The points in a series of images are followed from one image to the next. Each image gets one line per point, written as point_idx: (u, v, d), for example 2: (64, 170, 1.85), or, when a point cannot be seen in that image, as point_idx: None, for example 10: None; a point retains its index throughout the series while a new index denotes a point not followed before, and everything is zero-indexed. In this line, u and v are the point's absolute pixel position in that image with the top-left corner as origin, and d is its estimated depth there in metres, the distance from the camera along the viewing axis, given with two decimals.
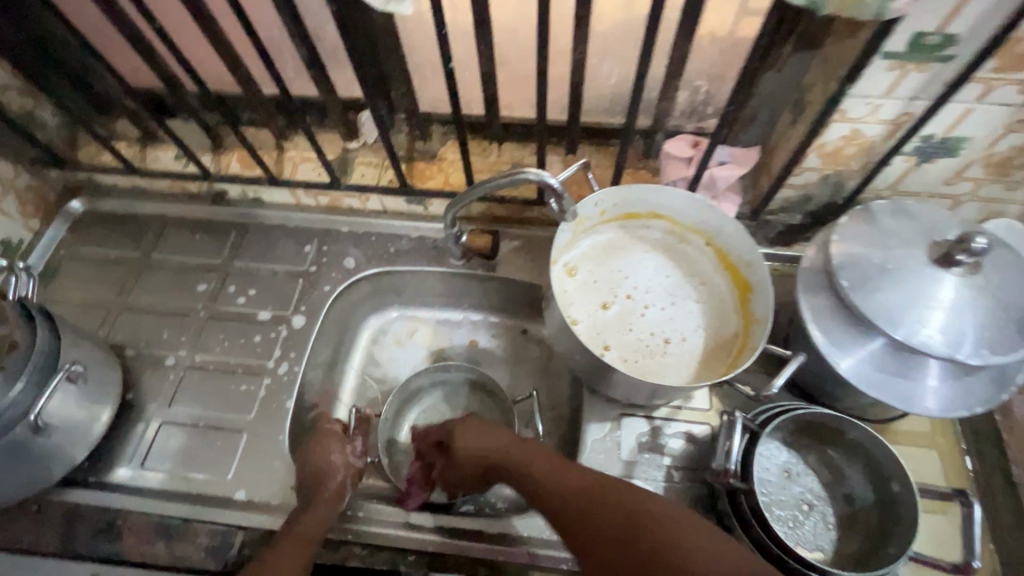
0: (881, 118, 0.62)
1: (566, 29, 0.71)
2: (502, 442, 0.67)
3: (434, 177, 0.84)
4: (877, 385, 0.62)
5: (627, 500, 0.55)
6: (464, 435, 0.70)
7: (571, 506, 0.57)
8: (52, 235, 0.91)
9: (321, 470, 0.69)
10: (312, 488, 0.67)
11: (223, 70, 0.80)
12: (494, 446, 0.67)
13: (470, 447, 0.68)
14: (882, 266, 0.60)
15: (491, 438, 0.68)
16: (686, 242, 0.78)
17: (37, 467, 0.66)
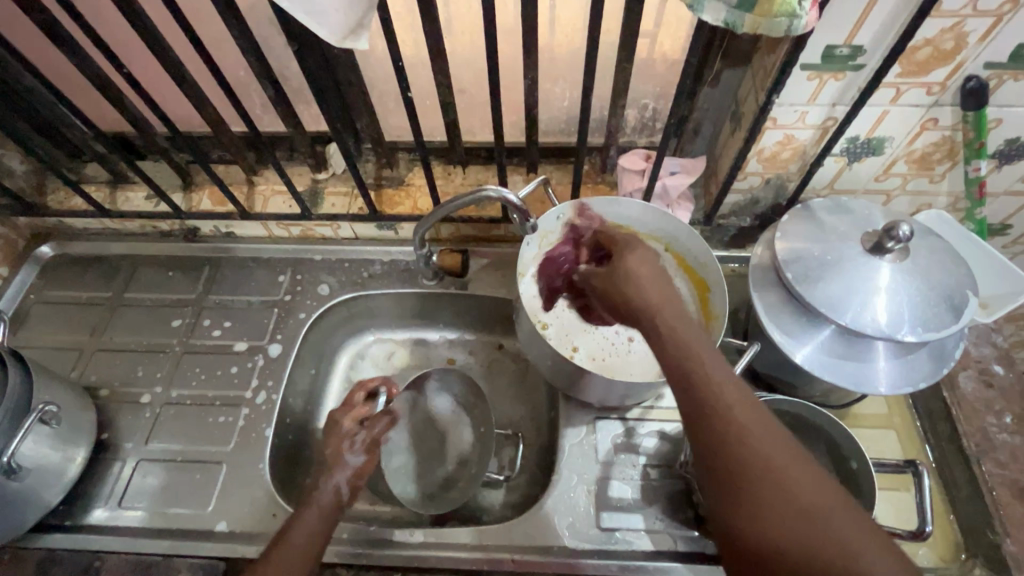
0: (809, 123, 0.67)
1: (517, 58, 0.77)
2: (666, 292, 0.50)
3: (402, 203, 0.87)
4: (830, 369, 0.65)
5: (802, 473, 0.41)
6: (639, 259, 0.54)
7: (724, 426, 0.43)
8: (21, 281, 0.91)
9: (322, 472, 0.68)
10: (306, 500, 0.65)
11: (192, 111, 0.83)
12: (656, 290, 0.50)
13: (631, 271, 0.52)
14: (822, 258, 0.64)
15: (659, 285, 0.51)
16: (647, 249, 0.82)
17: (10, 512, 0.65)
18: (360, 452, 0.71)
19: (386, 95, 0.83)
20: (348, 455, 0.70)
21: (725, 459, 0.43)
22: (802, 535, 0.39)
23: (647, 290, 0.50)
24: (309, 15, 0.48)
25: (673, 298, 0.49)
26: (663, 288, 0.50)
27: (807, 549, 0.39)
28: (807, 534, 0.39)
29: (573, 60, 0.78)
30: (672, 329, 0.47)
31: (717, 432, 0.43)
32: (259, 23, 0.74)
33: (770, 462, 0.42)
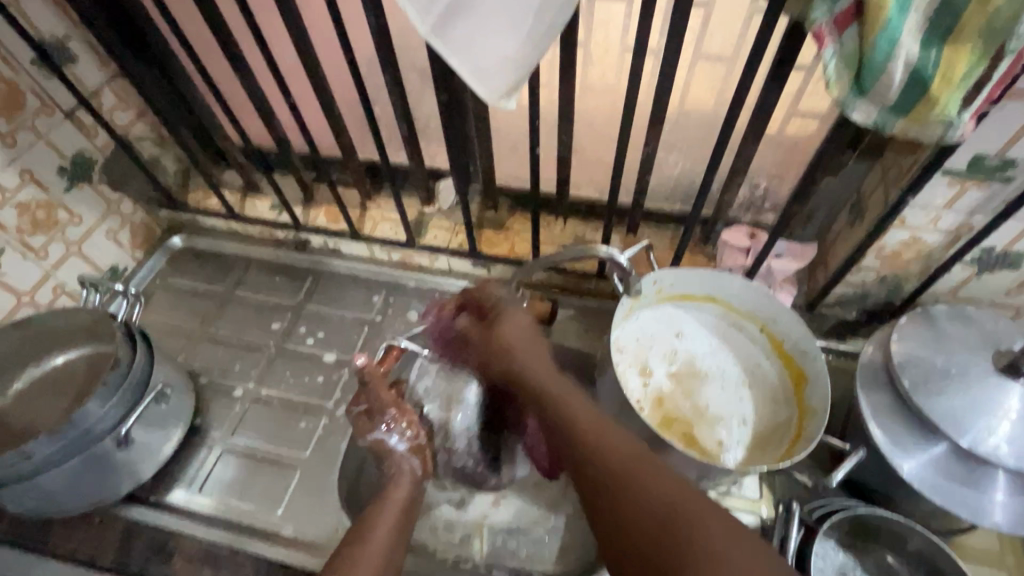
0: (940, 227, 0.65)
1: (640, 129, 0.80)
2: (524, 361, 0.68)
3: (501, 245, 0.91)
4: (942, 491, 0.60)
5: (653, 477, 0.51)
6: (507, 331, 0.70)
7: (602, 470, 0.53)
8: (152, 264, 1.00)
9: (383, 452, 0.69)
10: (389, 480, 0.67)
11: (329, 135, 0.91)
12: (531, 359, 0.68)
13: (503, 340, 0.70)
14: (943, 369, 0.61)
15: (530, 350, 0.68)
16: (740, 327, 0.80)
17: (109, 479, 0.71)
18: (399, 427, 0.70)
19: (505, 145, 0.87)
20: (389, 441, 0.69)
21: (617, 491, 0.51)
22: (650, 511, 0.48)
23: (519, 350, 0.68)
24: (474, 77, 0.52)
25: (533, 359, 0.68)
26: (527, 349, 0.68)
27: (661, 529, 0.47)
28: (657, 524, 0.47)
29: (695, 134, 0.79)
30: (547, 396, 0.64)
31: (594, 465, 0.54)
32: (406, 68, 0.81)
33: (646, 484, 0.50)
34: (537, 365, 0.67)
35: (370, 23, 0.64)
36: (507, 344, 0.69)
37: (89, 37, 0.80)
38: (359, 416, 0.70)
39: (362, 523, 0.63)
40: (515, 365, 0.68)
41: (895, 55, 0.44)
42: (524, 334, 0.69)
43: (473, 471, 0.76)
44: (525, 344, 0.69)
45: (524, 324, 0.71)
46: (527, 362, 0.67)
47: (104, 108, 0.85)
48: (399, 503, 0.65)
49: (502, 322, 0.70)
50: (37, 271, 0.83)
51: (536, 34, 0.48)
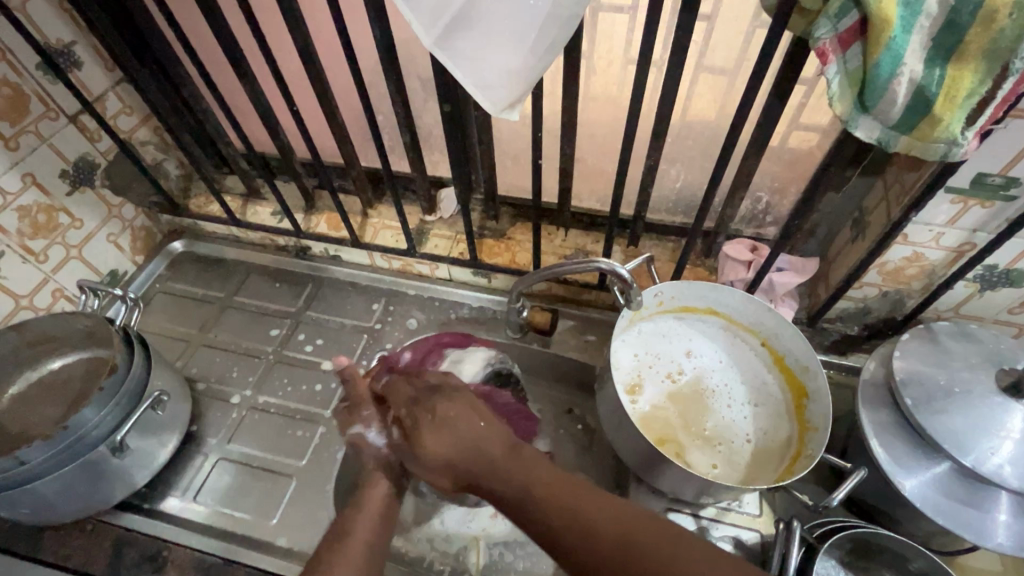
0: (943, 245, 0.65)
1: (643, 142, 0.80)
2: (475, 463, 0.60)
3: (500, 254, 0.90)
4: (945, 512, 0.59)
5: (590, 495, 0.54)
6: (432, 439, 0.63)
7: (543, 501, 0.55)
8: (152, 269, 1.00)
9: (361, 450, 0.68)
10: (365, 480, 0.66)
11: (332, 143, 0.91)
12: (477, 453, 0.61)
13: (438, 449, 0.62)
14: (945, 388, 0.60)
15: (467, 438, 0.62)
16: (741, 342, 0.79)
17: (104, 486, 0.70)
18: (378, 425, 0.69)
19: (507, 155, 0.87)
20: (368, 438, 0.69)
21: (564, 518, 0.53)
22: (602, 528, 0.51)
23: (463, 452, 0.61)
24: (477, 88, 0.52)
25: (478, 451, 0.61)
26: (468, 445, 0.61)
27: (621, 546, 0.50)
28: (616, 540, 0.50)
29: (697, 147, 0.79)
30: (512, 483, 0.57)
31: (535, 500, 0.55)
32: (410, 78, 0.81)
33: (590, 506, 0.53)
34: (483, 453, 0.60)
35: (375, 32, 0.65)
36: (441, 453, 0.63)
37: (95, 42, 0.81)
38: (342, 411, 0.71)
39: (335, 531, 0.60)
40: (470, 470, 0.60)
41: (899, 73, 0.44)
42: (453, 426, 0.63)
43: (455, 488, 0.75)
44: (458, 441, 0.62)
45: (453, 420, 0.64)
46: (476, 456, 0.61)
47: (107, 113, 0.85)
48: (378, 507, 0.63)
49: (422, 431, 0.64)
50: (36, 274, 0.82)
51: (541, 46, 0.48)
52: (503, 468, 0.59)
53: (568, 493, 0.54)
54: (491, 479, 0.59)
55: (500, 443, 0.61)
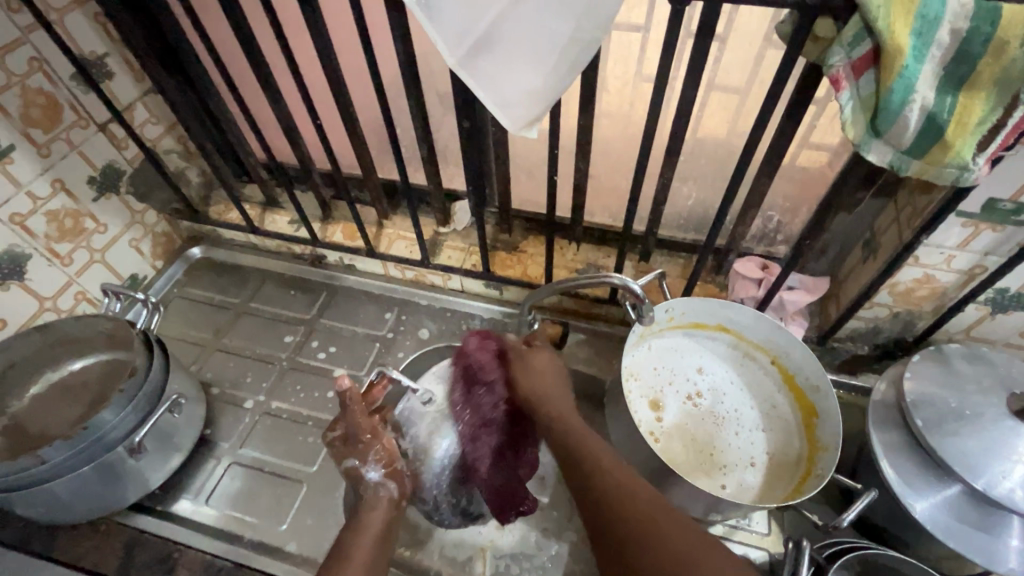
0: (954, 267, 0.65)
1: (657, 159, 0.82)
2: (562, 403, 0.72)
3: (513, 267, 0.92)
4: (956, 536, 0.59)
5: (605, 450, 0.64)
6: (544, 362, 0.75)
7: (578, 451, 0.65)
8: (170, 274, 1.02)
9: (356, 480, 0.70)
10: (360, 508, 0.68)
11: (351, 155, 0.93)
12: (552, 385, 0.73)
13: (537, 369, 0.75)
14: (958, 410, 0.60)
15: (551, 381, 0.74)
16: (751, 359, 0.80)
17: (118, 487, 0.71)
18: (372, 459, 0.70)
19: (522, 169, 0.89)
20: (364, 470, 0.70)
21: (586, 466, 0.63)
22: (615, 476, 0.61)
23: (553, 390, 0.73)
24: (497, 107, 0.53)
25: (562, 398, 0.72)
26: (558, 388, 0.73)
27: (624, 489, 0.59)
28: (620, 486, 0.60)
29: (709, 166, 0.81)
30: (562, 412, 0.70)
31: (573, 442, 0.66)
32: (429, 94, 0.83)
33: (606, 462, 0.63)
34: (555, 390, 0.73)
35: (398, 51, 0.67)
36: (540, 376, 0.74)
37: (127, 55, 0.84)
38: (336, 441, 0.73)
39: (338, 551, 0.63)
40: (549, 402, 0.72)
41: (911, 100, 0.45)
42: (550, 361, 0.76)
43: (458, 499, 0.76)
44: (554, 377, 0.74)
45: (559, 364, 0.76)
46: (558, 405, 0.71)
47: (135, 122, 0.88)
48: (375, 530, 0.65)
49: (540, 352, 0.76)
50: (60, 277, 0.85)
51: (561, 69, 0.50)
52: (569, 416, 0.70)
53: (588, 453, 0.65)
54: (560, 420, 0.70)
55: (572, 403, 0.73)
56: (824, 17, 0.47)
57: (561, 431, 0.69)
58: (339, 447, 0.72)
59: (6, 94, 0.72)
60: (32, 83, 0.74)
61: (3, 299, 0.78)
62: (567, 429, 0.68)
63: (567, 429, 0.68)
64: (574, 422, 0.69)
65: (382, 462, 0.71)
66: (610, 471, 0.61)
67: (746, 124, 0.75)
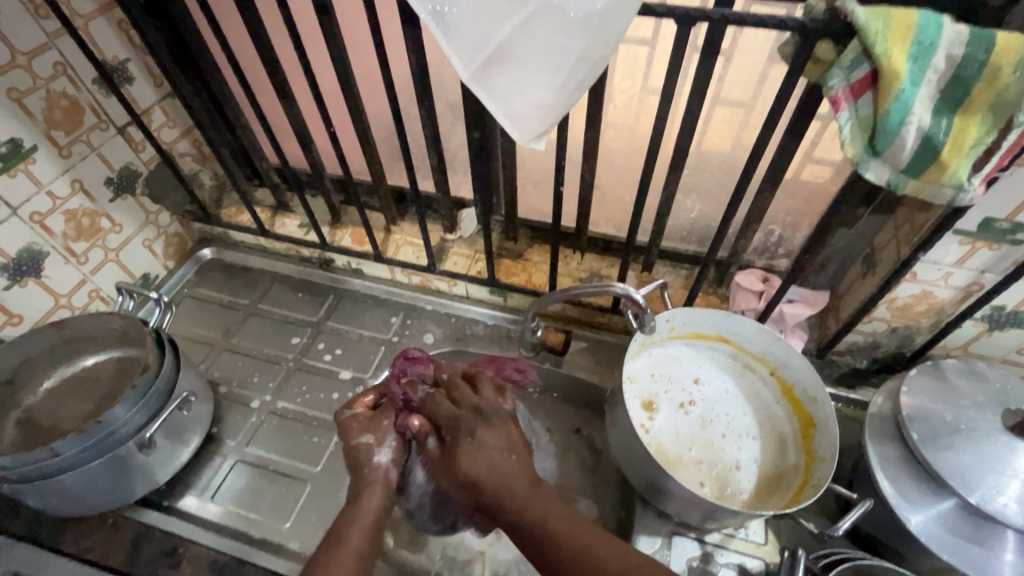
0: (952, 283, 0.66)
1: (662, 171, 0.83)
2: (506, 489, 0.60)
3: (518, 274, 0.93)
4: (951, 548, 0.60)
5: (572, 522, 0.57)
6: (471, 450, 0.62)
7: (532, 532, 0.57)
8: (182, 273, 1.03)
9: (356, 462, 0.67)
10: (360, 490, 0.65)
11: (362, 161, 0.95)
12: (500, 480, 0.61)
13: (467, 463, 0.62)
14: (953, 424, 0.61)
15: (490, 467, 0.61)
16: (750, 369, 0.81)
17: (127, 481, 0.73)
18: (386, 444, 0.68)
19: (529, 179, 0.90)
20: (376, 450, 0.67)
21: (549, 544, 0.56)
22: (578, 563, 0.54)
23: (487, 474, 0.61)
24: (508, 119, 0.55)
25: (506, 480, 0.61)
26: (499, 472, 0.61)
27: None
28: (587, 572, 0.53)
29: (713, 180, 0.82)
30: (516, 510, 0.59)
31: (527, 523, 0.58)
32: (440, 103, 0.85)
33: (568, 540, 0.56)
34: (506, 485, 0.60)
35: (412, 62, 0.69)
36: (472, 467, 0.62)
37: (147, 60, 0.86)
38: (357, 418, 0.68)
39: (328, 541, 0.61)
40: (495, 491, 0.60)
41: (908, 121, 0.47)
42: (492, 454, 0.62)
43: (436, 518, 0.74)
44: (489, 462, 0.61)
45: (495, 436, 0.64)
46: (505, 489, 0.60)
47: (153, 125, 0.90)
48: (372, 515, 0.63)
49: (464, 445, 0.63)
50: (76, 275, 0.86)
51: (570, 84, 0.52)
52: (522, 495, 0.59)
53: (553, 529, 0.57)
54: (513, 502, 0.59)
55: (527, 478, 0.61)
56: (825, 40, 0.49)
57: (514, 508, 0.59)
58: (360, 419, 0.68)
59: (32, 96, 0.74)
60: (56, 87, 0.77)
61: (21, 295, 0.80)
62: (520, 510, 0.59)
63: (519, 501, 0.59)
64: (529, 498, 0.59)
65: (393, 447, 0.68)
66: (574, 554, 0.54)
67: (750, 138, 0.76)
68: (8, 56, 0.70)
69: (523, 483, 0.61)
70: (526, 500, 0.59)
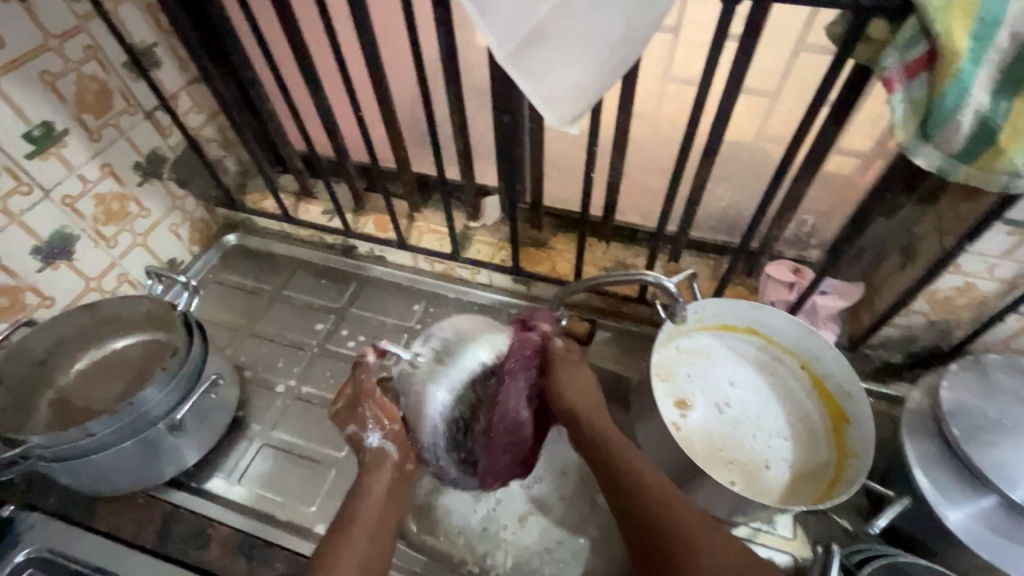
0: (996, 276, 0.64)
1: (693, 158, 0.81)
2: (595, 415, 0.70)
3: (541, 263, 0.93)
4: (990, 547, 0.58)
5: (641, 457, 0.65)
6: (572, 377, 0.72)
7: (607, 457, 0.66)
8: (207, 258, 1.04)
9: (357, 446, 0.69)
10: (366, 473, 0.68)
11: (386, 147, 0.94)
12: (586, 406, 0.70)
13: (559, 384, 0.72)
14: (996, 420, 0.60)
15: (586, 393, 0.72)
16: (781, 362, 0.79)
17: (157, 462, 0.74)
18: (377, 428, 0.69)
19: (555, 166, 0.89)
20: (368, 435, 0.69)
21: (620, 470, 0.64)
22: (646, 490, 0.62)
23: (578, 399, 0.71)
24: (543, 102, 0.54)
25: (595, 408, 0.71)
26: (588, 401, 0.71)
27: (654, 508, 0.60)
28: (649, 503, 0.61)
29: (745, 168, 0.80)
30: (596, 425, 0.69)
31: (604, 446, 0.67)
32: (467, 89, 0.84)
33: (638, 472, 0.64)
34: (594, 409, 0.70)
35: (442, 45, 0.68)
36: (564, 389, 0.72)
37: (174, 44, 0.86)
38: (341, 410, 0.71)
39: (340, 520, 0.64)
40: (579, 412, 0.70)
41: (965, 104, 0.45)
42: (582, 386, 0.72)
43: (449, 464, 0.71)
44: (581, 390, 0.72)
45: (584, 376, 0.73)
46: (589, 414, 0.70)
47: (180, 110, 0.90)
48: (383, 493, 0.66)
49: (566, 372, 0.73)
50: (105, 259, 0.87)
51: (608, 66, 0.50)
52: (603, 424, 0.69)
53: (624, 456, 0.66)
54: (593, 428, 0.69)
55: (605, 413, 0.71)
56: (877, 18, 0.47)
57: (594, 431, 0.68)
58: (342, 412, 0.70)
59: (63, 79, 0.74)
60: (87, 70, 0.77)
61: (53, 278, 0.81)
62: (599, 434, 0.68)
63: (597, 425, 0.69)
64: (605, 427, 0.69)
65: (381, 426, 0.69)
66: (640, 485, 0.62)
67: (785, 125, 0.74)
68: (41, 39, 0.71)
69: (602, 415, 0.70)
70: (605, 425, 0.69)
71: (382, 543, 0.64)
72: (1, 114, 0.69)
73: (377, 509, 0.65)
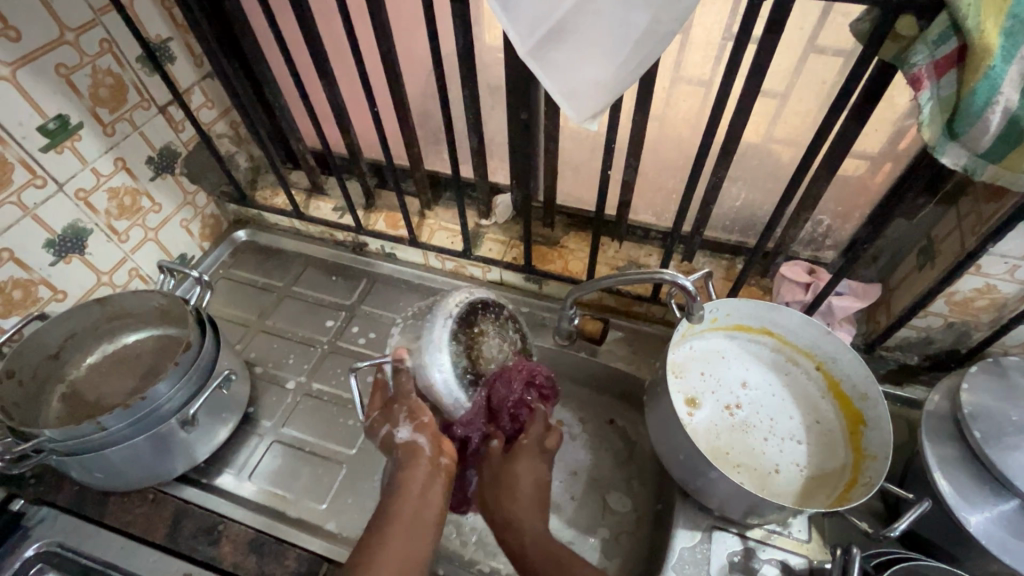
0: (1018, 277, 0.63)
1: (709, 157, 0.81)
2: (529, 521, 0.64)
3: (554, 262, 0.92)
4: (1013, 552, 0.57)
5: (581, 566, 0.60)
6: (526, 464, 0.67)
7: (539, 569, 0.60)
8: (218, 254, 1.04)
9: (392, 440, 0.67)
10: (403, 469, 0.64)
11: (399, 144, 0.94)
12: (526, 510, 0.64)
13: (511, 475, 0.66)
14: (1020, 424, 0.59)
15: (529, 491, 0.66)
16: (795, 363, 0.79)
17: (168, 458, 0.73)
18: (406, 428, 0.66)
19: (568, 165, 0.88)
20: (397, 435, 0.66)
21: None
22: None
23: (523, 497, 0.65)
24: (564, 97, 0.54)
25: (533, 514, 0.64)
26: (530, 503, 0.65)
27: None
28: None
29: (763, 169, 0.79)
30: (534, 546, 0.62)
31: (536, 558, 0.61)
32: (481, 86, 0.84)
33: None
34: (531, 513, 0.64)
35: (459, 40, 0.67)
36: (516, 480, 0.66)
37: (188, 40, 0.86)
38: (375, 412, 0.69)
39: (376, 523, 0.62)
40: (516, 519, 0.64)
41: (994, 101, 0.44)
42: (530, 479, 0.66)
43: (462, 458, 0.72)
44: (531, 486, 0.66)
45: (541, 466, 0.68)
46: (527, 521, 0.64)
47: (193, 105, 0.90)
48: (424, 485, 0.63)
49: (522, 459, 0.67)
50: (116, 254, 0.87)
51: (632, 61, 0.49)
52: (537, 530, 0.63)
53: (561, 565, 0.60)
54: (524, 541, 0.63)
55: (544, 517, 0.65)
56: (908, 14, 0.46)
57: (529, 541, 0.62)
58: (376, 417, 0.68)
59: (78, 73, 0.74)
60: (102, 64, 0.77)
61: (65, 272, 0.81)
62: (533, 545, 0.62)
63: (534, 532, 0.63)
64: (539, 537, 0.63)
65: (413, 421, 0.66)
66: None
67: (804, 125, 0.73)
68: (57, 32, 0.70)
69: (538, 521, 0.64)
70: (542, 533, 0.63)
71: (424, 538, 0.60)
72: (16, 106, 0.69)
73: (412, 509, 0.61)
